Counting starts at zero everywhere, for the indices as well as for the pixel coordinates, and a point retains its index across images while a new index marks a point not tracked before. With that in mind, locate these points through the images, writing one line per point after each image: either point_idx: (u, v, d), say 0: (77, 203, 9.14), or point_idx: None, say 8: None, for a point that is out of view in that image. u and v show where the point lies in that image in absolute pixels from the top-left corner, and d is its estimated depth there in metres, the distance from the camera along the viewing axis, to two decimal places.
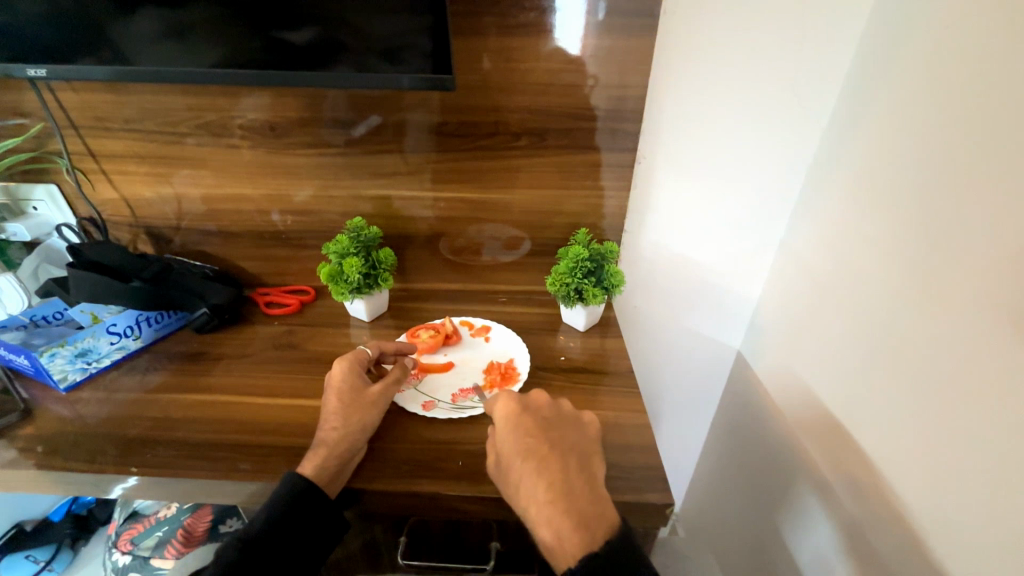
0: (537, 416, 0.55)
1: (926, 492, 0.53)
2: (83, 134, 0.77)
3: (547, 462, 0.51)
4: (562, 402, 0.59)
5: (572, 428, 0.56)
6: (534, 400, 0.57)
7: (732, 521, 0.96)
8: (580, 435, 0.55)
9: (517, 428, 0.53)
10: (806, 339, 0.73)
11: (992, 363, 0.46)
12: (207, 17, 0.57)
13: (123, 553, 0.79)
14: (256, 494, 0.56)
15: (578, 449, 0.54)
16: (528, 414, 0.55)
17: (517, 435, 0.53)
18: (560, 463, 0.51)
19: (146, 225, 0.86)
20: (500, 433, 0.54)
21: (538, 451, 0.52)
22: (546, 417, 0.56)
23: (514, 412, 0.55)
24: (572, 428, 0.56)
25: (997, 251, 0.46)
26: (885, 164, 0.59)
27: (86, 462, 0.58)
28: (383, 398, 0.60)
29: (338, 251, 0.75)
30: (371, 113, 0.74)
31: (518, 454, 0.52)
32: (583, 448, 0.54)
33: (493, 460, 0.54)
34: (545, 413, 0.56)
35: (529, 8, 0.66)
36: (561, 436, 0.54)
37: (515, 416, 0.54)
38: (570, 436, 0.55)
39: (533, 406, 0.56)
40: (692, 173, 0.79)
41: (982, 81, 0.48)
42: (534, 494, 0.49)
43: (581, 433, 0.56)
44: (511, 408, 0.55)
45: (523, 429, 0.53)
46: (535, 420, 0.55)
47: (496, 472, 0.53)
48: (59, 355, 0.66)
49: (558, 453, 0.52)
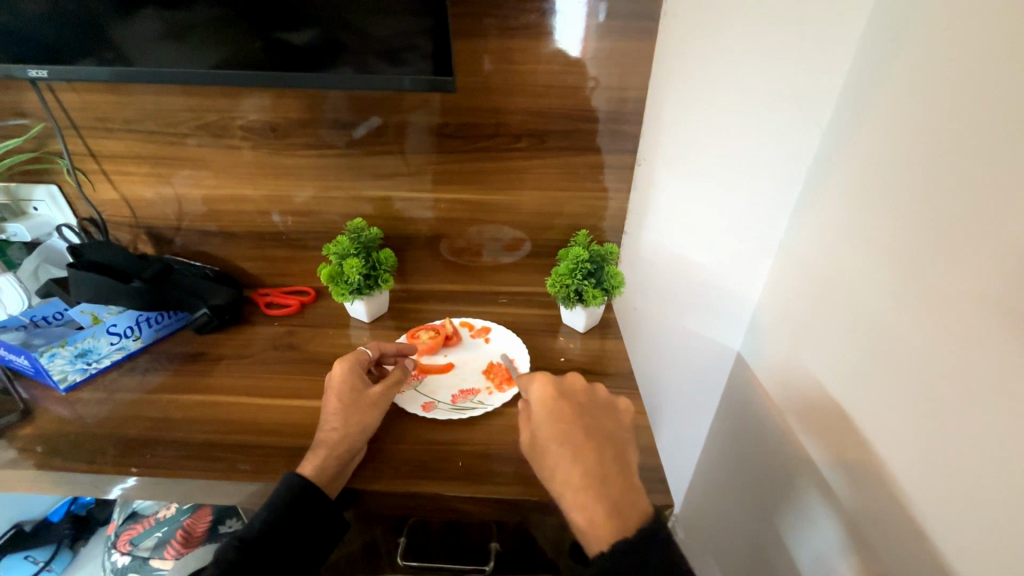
0: (573, 401, 0.57)
1: (927, 490, 0.53)
2: (83, 135, 0.77)
3: (584, 448, 0.52)
4: (598, 389, 0.60)
5: (606, 415, 0.57)
6: (570, 387, 0.59)
7: (731, 522, 0.97)
8: (614, 423, 0.56)
9: (555, 413, 0.55)
10: (805, 339, 0.73)
11: (990, 361, 0.46)
12: (208, 18, 0.57)
13: (122, 554, 0.79)
14: (255, 495, 0.56)
15: (612, 436, 0.55)
16: (565, 399, 0.57)
17: (554, 419, 0.55)
18: (595, 450, 0.52)
19: (147, 226, 0.86)
20: (538, 415, 0.56)
21: (575, 437, 0.53)
22: (581, 404, 0.57)
23: (550, 399, 0.57)
24: (606, 414, 0.57)
25: (995, 249, 0.46)
26: (885, 164, 0.60)
27: (86, 463, 0.58)
28: (384, 399, 0.61)
29: (338, 251, 0.75)
30: (371, 115, 0.74)
31: (555, 438, 0.53)
32: (617, 435, 0.55)
33: (527, 440, 0.55)
34: (580, 400, 0.57)
35: (530, 11, 0.66)
36: (596, 423, 0.55)
37: (553, 400, 0.56)
38: (604, 424, 0.56)
39: (568, 391, 0.58)
40: (692, 175, 0.79)
41: (979, 83, 0.48)
42: (570, 478, 0.50)
43: (616, 422, 0.57)
44: (549, 393, 0.57)
45: (560, 414, 0.55)
46: (571, 406, 0.56)
47: (530, 451, 0.54)
48: (59, 356, 0.66)
49: (593, 439, 0.53)
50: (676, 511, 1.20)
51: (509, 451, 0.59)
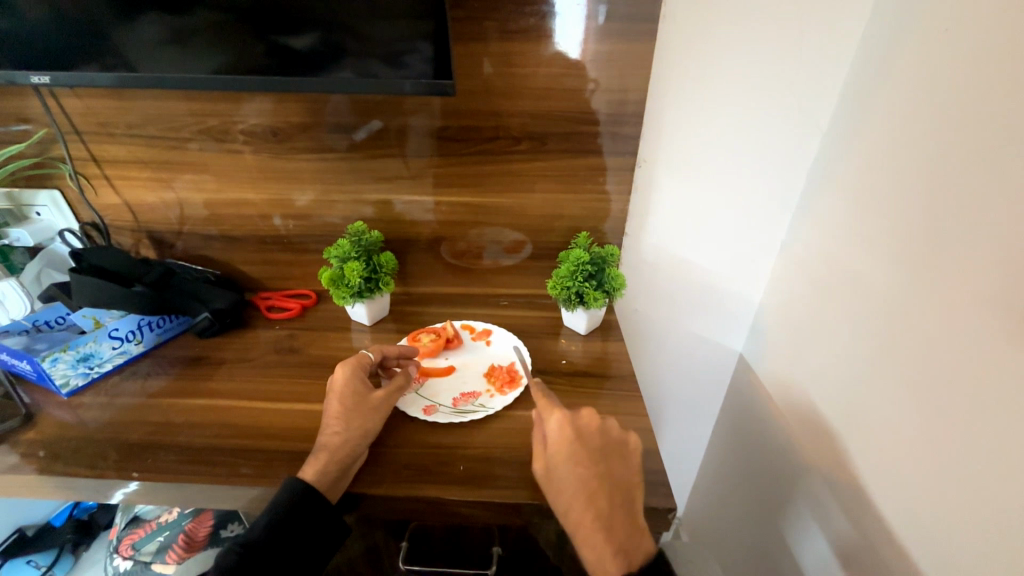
0: (591, 444, 0.55)
1: (927, 493, 0.52)
2: (85, 140, 0.78)
3: (596, 495, 0.53)
4: (611, 424, 0.57)
5: (619, 457, 0.56)
6: (585, 424, 0.56)
7: (734, 524, 0.96)
8: (625, 466, 0.55)
9: (572, 455, 0.53)
10: (808, 340, 0.73)
11: (992, 360, 0.46)
12: (209, 22, 0.57)
13: (124, 559, 0.78)
14: (257, 498, 0.56)
15: (623, 482, 0.55)
16: (585, 442, 0.55)
17: (569, 463, 0.53)
18: (607, 497, 0.53)
19: (148, 230, 0.87)
20: (555, 456, 0.54)
21: (589, 484, 0.53)
22: (596, 446, 0.55)
23: (567, 441, 0.54)
24: (617, 458, 0.55)
25: (997, 249, 0.46)
26: (887, 163, 0.59)
27: (88, 468, 0.58)
28: (386, 404, 0.60)
29: (338, 254, 0.75)
30: (372, 118, 0.75)
31: (571, 482, 0.52)
32: (627, 479, 0.55)
33: (541, 473, 0.54)
34: (595, 441, 0.56)
35: (530, 13, 0.67)
36: (608, 468, 0.55)
37: (570, 442, 0.54)
38: (616, 469, 0.55)
39: (587, 431, 0.56)
40: (692, 177, 0.79)
41: (983, 80, 0.48)
42: (581, 521, 0.52)
43: (625, 463, 0.55)
44: (568, 433, 0.55)
45: (576, 459, 0.53)
46: (587, 450, 0.54)
47: (543, 484, 0.53)
48: (61, 361, 0.66)
49: (605, 485, 0.53)
50: (681, 514, 1.20)
51: (510, 454, 0.58)
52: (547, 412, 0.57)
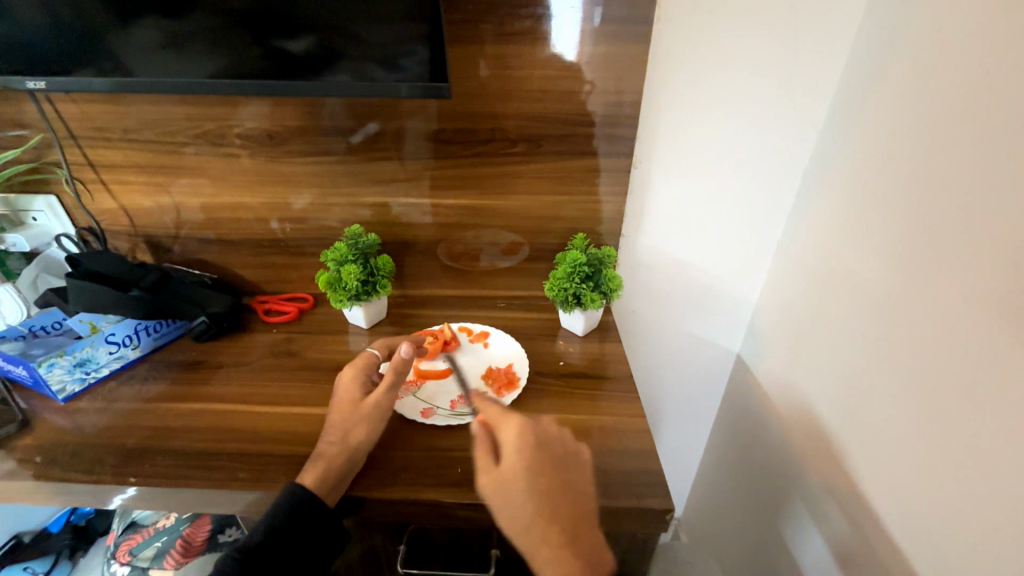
0: (546, 455, 0.53)
1: (925, 492, 0.52)
2: (81, 144, 0.77)
3: (554, 509, 0.50)
4: (565, 433, 0.55)
5: (575, 468, 0.53)
6: (540, 433, 0.54)
7: (732, 525, 0.96)
8: (582, 476, 0.53)
9: (527, 472, 0.51)
10: (805, 338, 0.73)
11: (992, 359, 0.45)
12: (205, 27, 0.57)
13: (121, 565, 0.78)
14: (253, 504, 0.56)
15: (580, 490, 0.52)
16: (541, 455, 0.52)
17: (523, 476, 0.51)
18: (567, 511, 0.51)
19: (145, 235, 0.87)
20: (507, 471, 0.51)
21: (547, 497, 0.50)
22: (552, 456, 0.53)
23: (519, 452, 0.52)
24: (574, 468, 0.53)
25: (996, 248, 0.45)
26: (885, 161, 0.59)
27: (85, 473, 0.58)
28: (382, 410, 0.59)
29: (336, 257, 0.74)
30: (369, 121, 0.75)
31: (526, 498, 0.50)
32: (584, 489, 0.52)
33: (491, 487, 0.51)
34: (551, 451, 0.53)
35: (525, 16, 0.67)
36: (565, 479, 0.52)
37: (522, 456, 0.52)
38: (573, 478, 0.52)
39: (543, 440, 0.54)
40: (689, 178, 0.79)
41: (980, 78, 0.48)
42: (541, 539, 0.49)
43: (581, 472, 0.53)
44: (521, 445, 0.52)
45: (529, 471, 0.51)
46: (541, 462, 0.52)
47: (492, 498, 0.51)
48: (57, 366, 0.66)
49: (561, 496, 0.51)
50: (679, 515, 1.20)
51: None
52: (500, 422, 0.55)
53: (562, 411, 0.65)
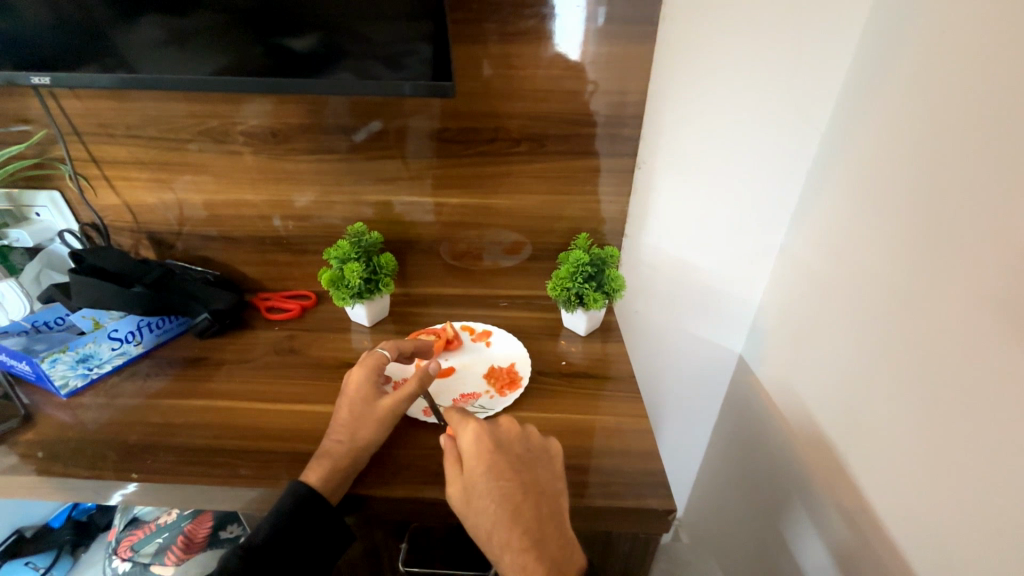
0: (507, 454, 0.52)
1: (926, 494, 0.52)
2: (85, 140, 0.78)
3: (520, 507, 0.50)
4: (531, 432, 0.55)
5: (540, 464, 0.53)
6: (504, 434, 0.54)
7: (732, 524, 0.97)
8: (548, 472, 0.52)
9: (491, 473, 0.50)
10: (806, 339, 0.73)
11: (993, 364, 0.45)
12: (209, 24, 0.57)
13: (122, 560, 0.78)
14: (255, 500, 0.56)
15: (548, 488, 0.52)
16: (502, 455, 0.52)
17: (488, 478, 0.50)
18: (534, 508, 0.50)
19: (148, 231, 0.87)
20: (471, 476, 0.51)
21: (513, 498, 0.50)
22: (518, 456, 0.52)
23: (482, 455, 0.51)
24: (540, 465, 0.53)
25: (1000, 253, 0.45)
26: (888, 164, 0.59)
27: (88, 468, 0.58)
28: (390, 414, 0.58)
29: (338, 255, 0.75)
30: (372, 119, 0.75)
31: (490, 500, 0.50)
32: (553, 487, 0.52)
33: (457, 495, 0.51)
34: (516, 451, 0.53)
35: (529, 15, 0.67)
36: (532, 478, 0.51)
37: (486, 458, 0.51)
38: (541, 476, 0.52)
39: (505, 442, 0.53)
40: (692, 178, 0.79)
41: (984, 83, 0.48)
42: (509, 541, 0.49)
43: (549, 469, 0.53)
44: (480, 448, 0.52)
45: (494, 472, 0.50)
46: (506, 463, 0.51)
47: (460, 507, 0.51)
48: (60, 362, 0.65)
49: (527, 497, 0.50)
50: (680, 516, 1.20)
51: None
52: (460, 427, 0.54)
53: (564, 411, 0.65)
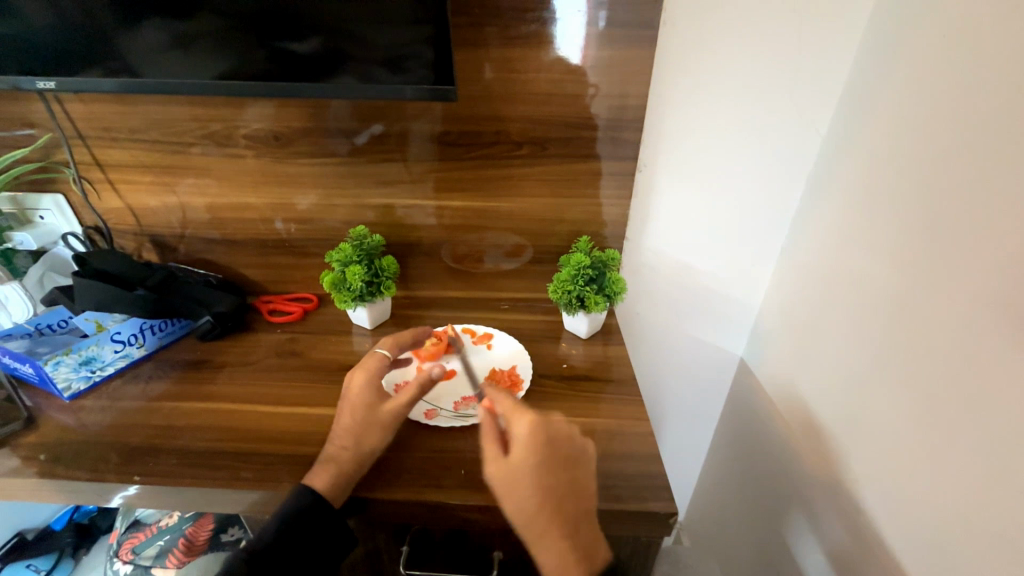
0: (556, 454, 0.51)
1: (928, 499, 0.52)
2: (89, 144, 0.78)
3: (552, 505, 0.49)
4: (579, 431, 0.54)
5: (581, 467, 0.52)
6: (554, 428, 0.52)
7: (734, 527, 0.96)
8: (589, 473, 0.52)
9: (538, 468, 0.50)
10: (808, 341, 0.73)
11: (994, 366, 0.45)
12: (212, 28, 0.57)
13: (124, 563, 0.78)
14: (257, 503, 0.56)
15: (586, 487, 0.52)
16: (553, 454, 0.51)
17: (534, 471, 0.50)
18: (569, 504, 0.50)
19: (151, 234, 0.87)
20: (517, 465, 0.50)
21: (555, 493, 0.50)
22: (564, 454, 0.51)
23: (534, 448, 0.50)
24: (582, 466, 0.52)
25: (1000, 255, 0.45)
26: (889, 167, 0.59)
27: (89, 471, 0.58)
28: (394, 419, 0.57)
29: (340, 259, 0.75)
30: (374, 122, 0.75)
31: (534, 492, 0.49)
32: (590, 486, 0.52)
33: (500, 479, 0.50)
34: (564, 449, 0.52)
35: (530, 20, 0.67)
36: (573, 477, 0.51)
37: (536, 453, 0.50)
38: (582, 476, 0.52)
39: (555, 438, 0.52)
40: (693, 181, 0.80)
41: (985, 85, 0.48)
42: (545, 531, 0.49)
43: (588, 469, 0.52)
44: (535, 443, 0.50)
45: (541, 467, 0.50)
46: (552, 460, 0.51)
47: (500, 489, 0.50)
48: (63, 364, 0.66)
49: (567, 493, 0.50)
50: (681, 519, 1.20)
51: None
52: (515, 415, 0.53)
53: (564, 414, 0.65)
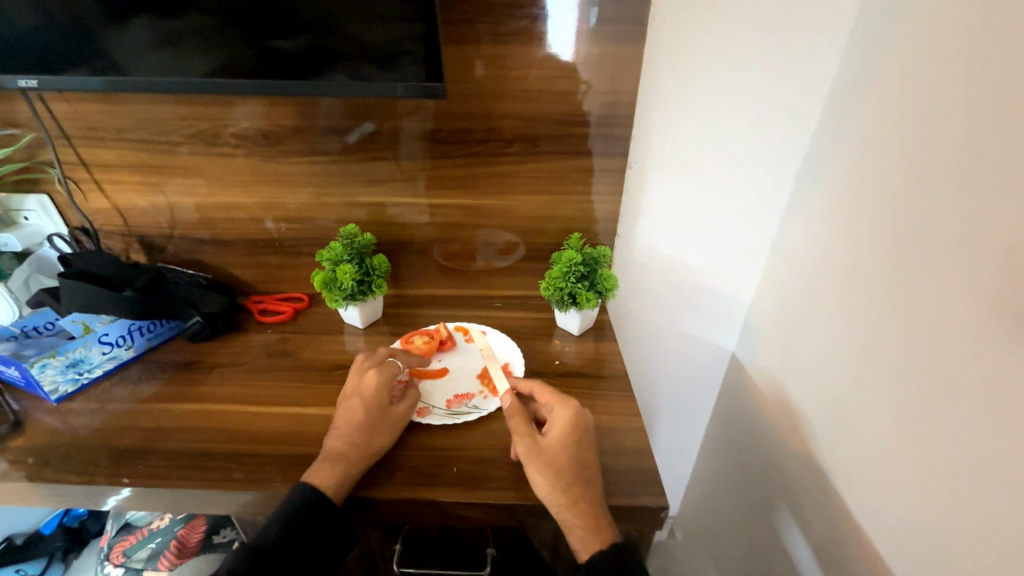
0: (586, 442, 0.56)
1: (920, 492, 0.52)
2: (74, 144, 0.77)
3: (574, 479, 0.53)
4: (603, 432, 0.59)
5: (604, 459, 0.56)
6: (587, 421, 0.58)
7: (726, 522, 0.97)
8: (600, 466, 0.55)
9: (568, 447, 0.54)
10: (798, 336, 0.73)
11: (987, 360, 0.45)
12: (199, 26, 0.57)
13: (114, 566, 0.77)
14: (249, 504, 0.56)
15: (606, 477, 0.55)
16: (581, 437, 0.56)
17: (564, 450, 0.54)
18: (590, 484, 0.53)
19: (139, 234, 0.86)
20: (551, 442, 0.55)
21: (581, 471, 0.53)
22: (590, 445, 0.56)
23: (569, 430, 0.56)
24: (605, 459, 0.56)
25: (991, 249, 0.45)
26: (878, 162, 0.59)
27: (78, 474, 0.57)
28: (402, 421, 0.60)
29: (331, 257, 0.74)
30: (365, 121, 0.75)
31: (564, 464, 0.53)
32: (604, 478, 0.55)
33: (533, 449, 0.54)
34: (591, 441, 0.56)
35: (520, 16, 0.67)
36: (595, 465, 0.55)
37: (569, 435, 0.55)
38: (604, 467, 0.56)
39: (588, 431, 0.57)
40: (684, 178, 0.80)
41: (974, 80, 0.48)
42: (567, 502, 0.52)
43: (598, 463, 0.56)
44: (572, 428, 0.56)
45: (572, 448, 0.55)
46: (581, 446, 0.55)
47: (532, 460, 0.54)
48: (50, 366, 0.66)
49: (590, 475, 0.54)
50: (674, 514, 1.21)
51: (504, 455, 0.59)
52: (556, 404, 0.58)
53: None
